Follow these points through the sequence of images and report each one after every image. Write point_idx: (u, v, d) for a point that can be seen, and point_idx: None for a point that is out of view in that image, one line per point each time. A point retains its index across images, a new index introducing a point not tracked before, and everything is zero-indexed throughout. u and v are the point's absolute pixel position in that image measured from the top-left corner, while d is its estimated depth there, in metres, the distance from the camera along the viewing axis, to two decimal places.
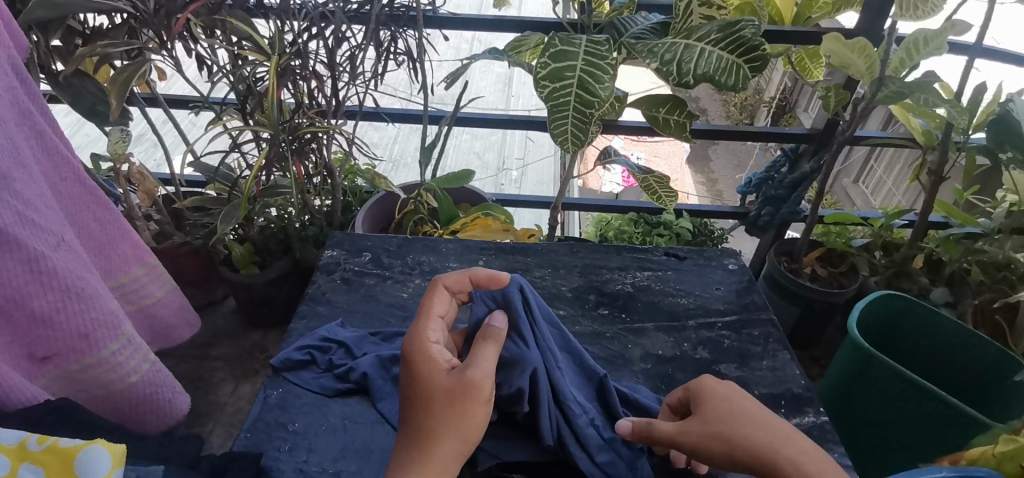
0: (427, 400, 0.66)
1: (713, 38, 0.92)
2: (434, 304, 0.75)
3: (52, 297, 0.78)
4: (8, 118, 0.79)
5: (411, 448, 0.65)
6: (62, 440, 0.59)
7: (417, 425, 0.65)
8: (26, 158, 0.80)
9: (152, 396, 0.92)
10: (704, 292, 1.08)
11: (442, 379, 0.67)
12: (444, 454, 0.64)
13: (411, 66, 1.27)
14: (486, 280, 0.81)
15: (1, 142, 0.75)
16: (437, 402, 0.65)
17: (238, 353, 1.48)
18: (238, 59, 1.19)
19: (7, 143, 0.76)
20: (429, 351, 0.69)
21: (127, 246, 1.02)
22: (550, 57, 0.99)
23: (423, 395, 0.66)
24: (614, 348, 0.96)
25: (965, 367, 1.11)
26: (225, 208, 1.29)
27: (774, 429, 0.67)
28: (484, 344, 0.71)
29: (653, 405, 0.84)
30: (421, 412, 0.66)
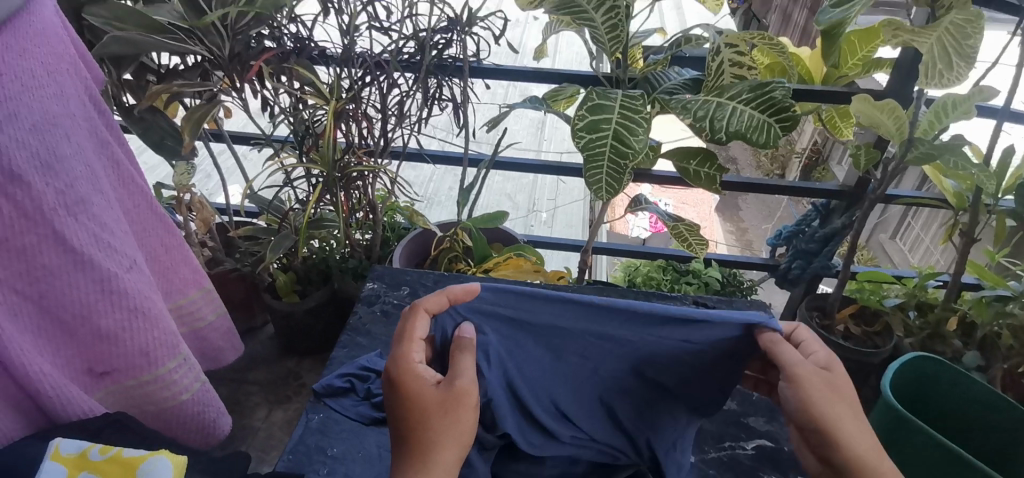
0: (421, 415, 0.70)
1: (743, 97, 0.97)
2: (407, 320, 0.76)
3: (119, 315, 0.82)
4: (89, 146, 0.86)
5: (411, 465, 0.68)
6: (124, 451, 0.64)
7: (414, 440, 0.69)
8: (105, 184, 0.86)
9: (199, 414, 0.97)
10: None
11: (430, 397, 0.70)
12: (445, 461, 0.68)
13: (455, 112, 1.36)
14: (460, 294, 0.80)
15: (83, 166, 0.81)
16: (431, 413, 0.69)
17: (273, 378, 1.53)
18: (298, 102, 1.29)
19: (87, 168, 0.82)
20: (414, 367, 0.73)
21: (186, 270, 1.10)
22: (587, 110, 1.05)
23: (413, 413, 0.70)
24: None
25: (1005, 435, 1.08)
26: (274, 239, 1.38)
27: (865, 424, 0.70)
28: (461, 356, 0.74)
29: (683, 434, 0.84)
30: (416, 427, 0.69)
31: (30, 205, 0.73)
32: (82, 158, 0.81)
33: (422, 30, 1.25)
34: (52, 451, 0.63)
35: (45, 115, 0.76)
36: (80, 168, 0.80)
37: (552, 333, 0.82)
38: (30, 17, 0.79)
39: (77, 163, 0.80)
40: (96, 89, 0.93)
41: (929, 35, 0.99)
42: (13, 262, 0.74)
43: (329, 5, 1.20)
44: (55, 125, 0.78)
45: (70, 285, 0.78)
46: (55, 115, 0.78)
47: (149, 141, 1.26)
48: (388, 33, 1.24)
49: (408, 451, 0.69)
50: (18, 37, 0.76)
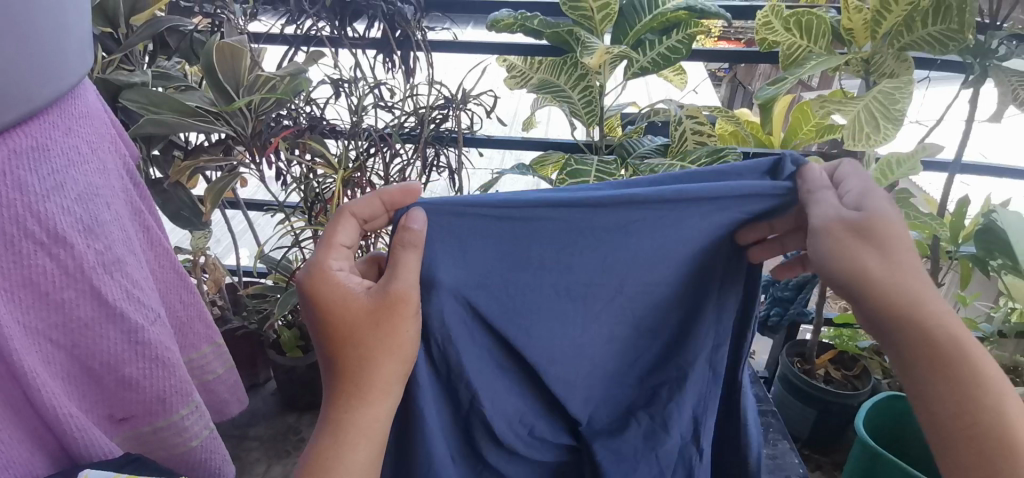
0: (349, 337, 0.72)
1: (702, 161, 1.11)
2: (330, 230, 0.74)
3: (142, 364, 0.89)
4: (126, 215, 0.98)
5: (350, 371, 0.73)
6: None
7: (345, 361, 0.72)
8: (135, 245, 0.96)
9: (206, 460, 1.02)
10: None
11: (357, 309, 0.72)
12: (384, 376, 0.72)
13: (451, 177, 1.50)
14: (398, 197, 0.72)
15: (120, 232, 0.91)
16: (359, 334, 0.71)
17: (274, 434, 1.57)
18: (310, 171, 1.43)
19: (123, 234, 0.92)
20: (333, 279, 0.72)
21: (201, 325, 1.18)
22: (568, 174, 1.18)
23: (341, 324, 0.72)
24: None
25: None
26: (282, 296, 1.46)
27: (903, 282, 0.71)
28: (397, 260, 0.70)
29: None
30: (345, 348, 0.72)
31: (72, 264, 0.80)
32: (120, 225, 0.92)
33: (422, 107, 1.41)
34: None
35: (85, 188, 0.85)
36: (118, 233, 0.90)
37: (540, 241, 0.75)
38: (73, 100, 0.89)
39: (116, 229, 0.90)
40: (132, 165, 1.06)
41: (858, 103, 1.14)
42: (50, 314, 0.80)
43: (341, 88, 1.37)
44: (95, 196, 0.87)
45: (100, 336, 0.85)
46: (96, 187, 0.88)
47: (172, 209, 1.39)
48: (391, 110, 1.40)
49: (341, 374, 0.73)
50: (64, 118, 0.85)
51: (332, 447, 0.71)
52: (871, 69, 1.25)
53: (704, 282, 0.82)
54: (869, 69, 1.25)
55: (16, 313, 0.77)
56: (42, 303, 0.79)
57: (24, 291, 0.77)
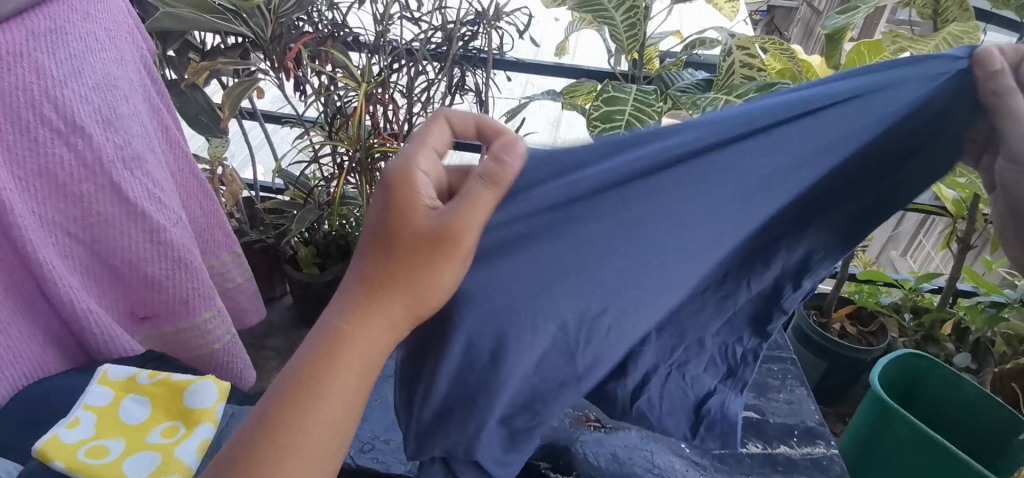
0: (401, 264, 0.57)
1: (750, 96, 1.03)
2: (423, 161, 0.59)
3: (164, 265, 0.89)
4: (144, 112, 0.94)
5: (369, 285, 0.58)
6: (171, 376, 0.75)
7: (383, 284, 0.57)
8: (155, 144, 0.93)
9: (227, 363, 1.04)
10: None
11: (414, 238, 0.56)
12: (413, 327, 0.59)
13: (477, 102, 1.43)
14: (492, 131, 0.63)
15: (139, 129, 0.87)
16: (407, 271, 0.57)
17: (292, 346, 1.62)
18: (330, 84, 1.37)
19: (142, 131, 0.88)
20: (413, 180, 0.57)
21: (221, 233, 1.18)
22: (603, 101, 1.11)
23: (395, 245, 0.57)
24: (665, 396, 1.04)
25: (981, 428, 1.21)
26: (300, 213, 1.45)
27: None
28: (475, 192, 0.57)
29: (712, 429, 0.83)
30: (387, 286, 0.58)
31: (91, 157, 0.77)
32: (138, 121, 0.88)
33: (450, 22, 1.32)
34: (101, 376, 0.72)
35: (104, 77, 0.81)
36: (137, 130, 0.87)
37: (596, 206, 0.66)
38: None
39: (135, 125, 0.86)
40: (150, 61, 1.01)
41: (928, 44, 1.05)
42: (71, 207, 0.79)
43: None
44: (114, 86, 0.83)
45: (121, 234, 0.83)
46: (115, 78, 0.84)
47: (188, 114, 1.34)
48: (417, 23, 1.32)
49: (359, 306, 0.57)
50: (80, 1, 0.83)
51: (310, 383, 0.55)
52: (937, 13, 1.13)
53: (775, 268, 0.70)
54: (936, 13, 1.13)
55: (34, 204, 0.76)
56: (61, 195, 0.77)
57: (41, 181, 0.75)
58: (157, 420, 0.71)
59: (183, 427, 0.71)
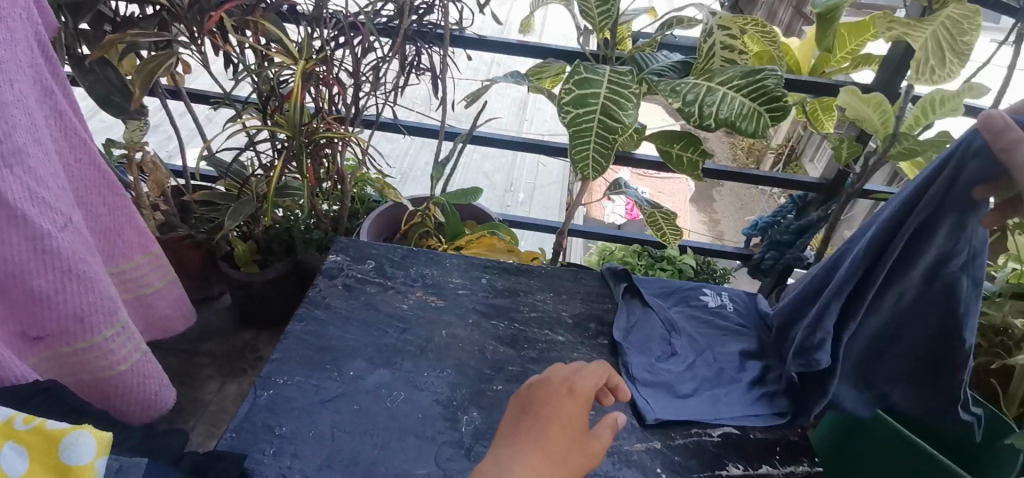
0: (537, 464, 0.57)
1: (735, 84, 0.95)
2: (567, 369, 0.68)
3: (53, 277, 0.75)
4: (31, 96, 0.76)
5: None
6: (50, 422, 0.57)
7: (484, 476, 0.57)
8: (44, 134, 0.77)
9: (138, 386, 0.90)
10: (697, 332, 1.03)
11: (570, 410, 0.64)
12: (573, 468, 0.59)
13: (432, 82, 1.30)
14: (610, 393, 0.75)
15: (21, 116, 0.72)
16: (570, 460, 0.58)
17: (228, 351, 1.46)
18: (263, 59, 1.20)
19: (26, 119, 0.73)
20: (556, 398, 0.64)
21: (132, 233, 1.02)
22: (573, 85, 1.00)
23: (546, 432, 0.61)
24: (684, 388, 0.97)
25: None
26: (233, 205, 1.28)
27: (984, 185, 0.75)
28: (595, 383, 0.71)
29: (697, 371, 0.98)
30: (576, 402, 0.65)
31: None
32: (22, 106, 0.72)
33: None
34: None
35: None
36: (17, 118, 0.71)
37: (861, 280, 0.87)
38: None
39: (14, 112, 0.71)
40: (48, 39, 0.84)
41: (926, 28, 0.97)
42: None
43: None
44: None
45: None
46: None
47: (96, 94, 1.15)
48: None
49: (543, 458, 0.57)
50: None
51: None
52: None
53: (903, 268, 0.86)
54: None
55: None
56: None
57: None
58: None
59: None
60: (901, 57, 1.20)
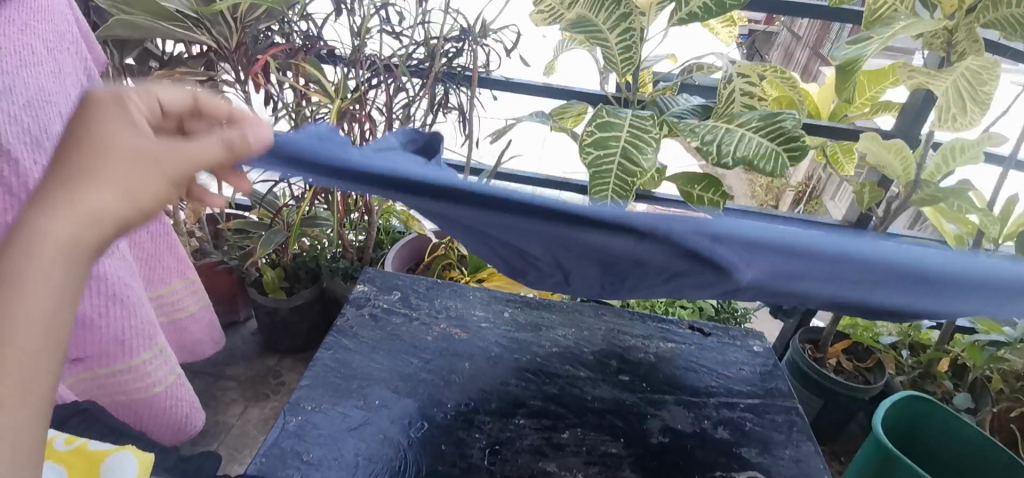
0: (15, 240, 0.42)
1: (753, 125, 0.98)
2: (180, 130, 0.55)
3: (97, 301, 0.80)
4: None
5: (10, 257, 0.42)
6: (90, 444, 0.63)
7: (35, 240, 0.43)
8: None
9: (169, 408, 0.92)
10: (726, 372, 1.01)
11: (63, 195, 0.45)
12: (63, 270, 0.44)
13: (460, 120, 1.36)
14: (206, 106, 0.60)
15: None
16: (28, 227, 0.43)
17: (252, 376, 1.49)
18: (301, 97, 1.27)
19: None
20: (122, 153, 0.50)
21: (171, 259, 1.07)
22: (595, 126, 1.04)
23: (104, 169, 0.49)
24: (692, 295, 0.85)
25: None
26: (266, 233, 1.33)
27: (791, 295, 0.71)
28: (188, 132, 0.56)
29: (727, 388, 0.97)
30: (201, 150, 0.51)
31: (16, 183, 0.69)
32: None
33: (434, 37, 1.25)
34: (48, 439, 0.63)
35: (36, 93, 0.74)
36: None
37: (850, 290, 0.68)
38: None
39: None
40: (95, 74, 0.94)
41: (945, 78, 1.00)
42: None
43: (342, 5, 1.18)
44: (47, 103, 0.75)
45: None
46: (48, 93, 0.76)
47: None
48: (398, 37, 1.23)
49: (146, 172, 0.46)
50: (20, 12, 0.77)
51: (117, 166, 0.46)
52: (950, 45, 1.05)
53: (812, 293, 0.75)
54: (948, 45, 1.05)
55: None
56: None
57: None
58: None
59: None
60: (925, 101, 1.23)
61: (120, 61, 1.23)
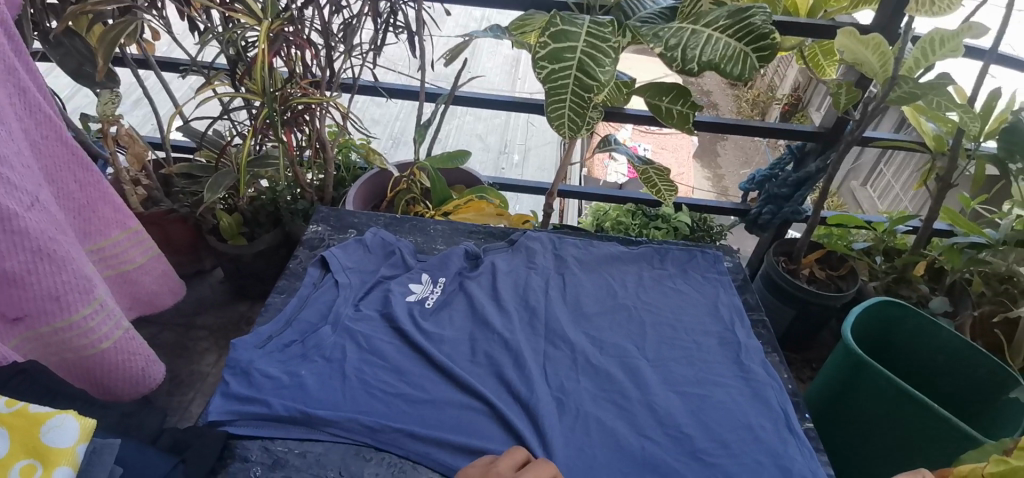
0: None
1: (720, 24, 0.89)
2: None
3: (23, 258, 0.75)
4: None
5: None
6: (33, 405, 0.59)
7: None
8: (5, 111, 0.77)
9: (123, 363, 0.91)
10: (689, 298, 1.03)
11: None
12: None
13: (411, 39, 1.23)
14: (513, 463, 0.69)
15: None
16: None
17: (225, 324, 1.46)
18: (228, 21, 1.14)
19: None
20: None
21: (108, 209, 1.00)
22: (549, 37, 0.94)
23: None
24: (608, 289, 1.02)
25: (948, 382, 1.14)
26: (213, 177, 1.24)
27: (649, 289, 1.04)
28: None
29: (686, 317, 0.99)
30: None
31: None
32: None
33: None
34: None
35: None
36: None
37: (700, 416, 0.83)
38: None
39: None
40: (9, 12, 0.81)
41: None
42: None
43: None
44: None
45: None
46: None
47: (68, 68, 1.15)
48: None
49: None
50: None
51: None
52: None
53: (679, 308, 1.00)
54: None
55: None
56: None
57: None
58: (17, 456, 0.56)
59: (40, 469, 0.56)
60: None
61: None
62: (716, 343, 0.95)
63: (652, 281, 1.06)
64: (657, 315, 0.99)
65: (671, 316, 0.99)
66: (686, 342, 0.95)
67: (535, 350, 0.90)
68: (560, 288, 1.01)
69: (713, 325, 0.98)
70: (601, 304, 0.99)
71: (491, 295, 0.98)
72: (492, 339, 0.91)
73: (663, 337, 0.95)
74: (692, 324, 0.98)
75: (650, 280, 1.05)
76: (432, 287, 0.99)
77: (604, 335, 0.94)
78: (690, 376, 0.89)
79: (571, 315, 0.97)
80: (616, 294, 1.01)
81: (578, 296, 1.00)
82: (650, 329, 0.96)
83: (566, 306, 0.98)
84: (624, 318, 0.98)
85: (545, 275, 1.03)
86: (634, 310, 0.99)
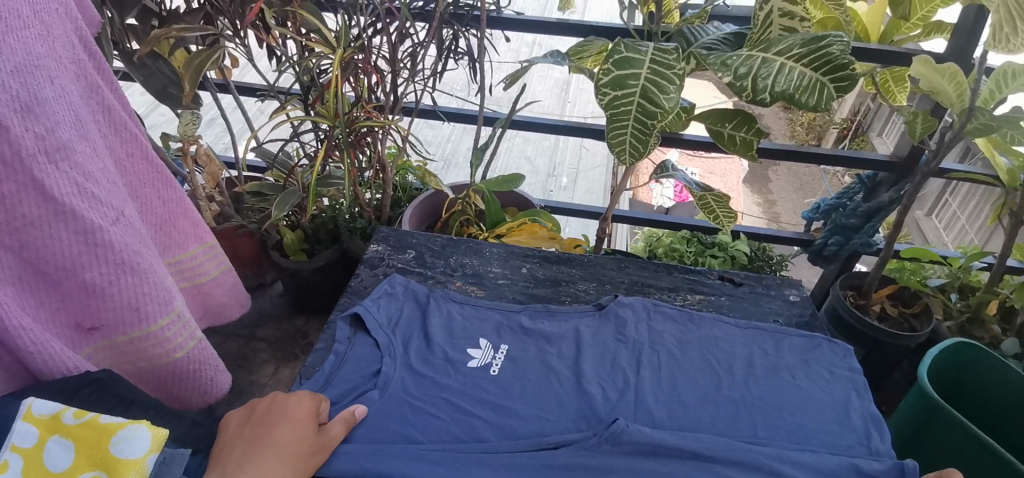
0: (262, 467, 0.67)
1: (794, 53, 0.87)
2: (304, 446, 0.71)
3: (106, 269, 0.80)
4: (75, 92, 0.81)
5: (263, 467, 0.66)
6: (101, 417, 0.59)
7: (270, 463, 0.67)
8: (90, 128, 0.82)
9: (195, 372, 0.96)
10: (770, 345, 0.95)
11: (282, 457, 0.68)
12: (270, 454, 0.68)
13: (472, 66, 1.27)
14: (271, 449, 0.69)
15: (65, 112, 0.76)
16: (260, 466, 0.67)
17: (282, 337, 1.51)
18: (304, 49, 1.21)
19: (70, 114, 0.77)
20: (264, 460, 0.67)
21: (187, 224, 1.06)
22: (613, 64, 0.94)
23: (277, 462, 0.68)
24: (681, 331, 0.97)
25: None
26: (281, 195, 1.30)
27: (725, 333, 0.98)
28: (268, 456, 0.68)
29: (766, 364, 0.91)
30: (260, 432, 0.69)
31: (8, 152, 0.67)
32: (66, 102, 0.77)
33: None
34: (24, 411, 0.56)
35: (23, 56, 0.71)
36: (62, 115, 0.75)
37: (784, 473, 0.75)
38: None
39: (58, 108, 0.75)
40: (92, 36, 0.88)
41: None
42: None
43: None
44: (36, 66, 0.73)
45: (50, 238, 0.73)
46: (37, 57, 0.73)
47: (152, 88, 1.22)
48: None
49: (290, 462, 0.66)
50: None
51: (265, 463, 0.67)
52: None
53: (759, 355, 0.93)
54: None
55: None
56: None
57: None
58: (79, 469, 0.58)
59: None
60: (977, 18, 1.08)
61: (120, 21, 1.17)
62: (801, 390, 0.87)
63: (727, 324, 0.99)
64: (736, 362, 0.92)
65: (752, 364, 0.92)
66: (766, 388, 0.88)
67: (626, 446, 0.76)
68: (627, 330, 0.96)
69: (793, 369, 0.91)
70: (702, 393, 0.86)
71: (554, 332, 0.95)
72: (559, 382, 0.86)
73: (743, 384, 0.88)
74: (775, 372, 0.90)
75: (760, 365, 0.91)
76: (493, 352, 0.90)
77: (678, 378, 0.88)
78: (770, 427, 0.82)
79: (662, 394, 0.85)
80: (720, 382, 0.88)
81: (650, 337, 0.95)
82: (726, 375, 0.89)
83: (661, 393, 0.85)
84: (698, 362, 0.92)
85: (613, 316, 0.99)
86: (708, 354, 0.93)
